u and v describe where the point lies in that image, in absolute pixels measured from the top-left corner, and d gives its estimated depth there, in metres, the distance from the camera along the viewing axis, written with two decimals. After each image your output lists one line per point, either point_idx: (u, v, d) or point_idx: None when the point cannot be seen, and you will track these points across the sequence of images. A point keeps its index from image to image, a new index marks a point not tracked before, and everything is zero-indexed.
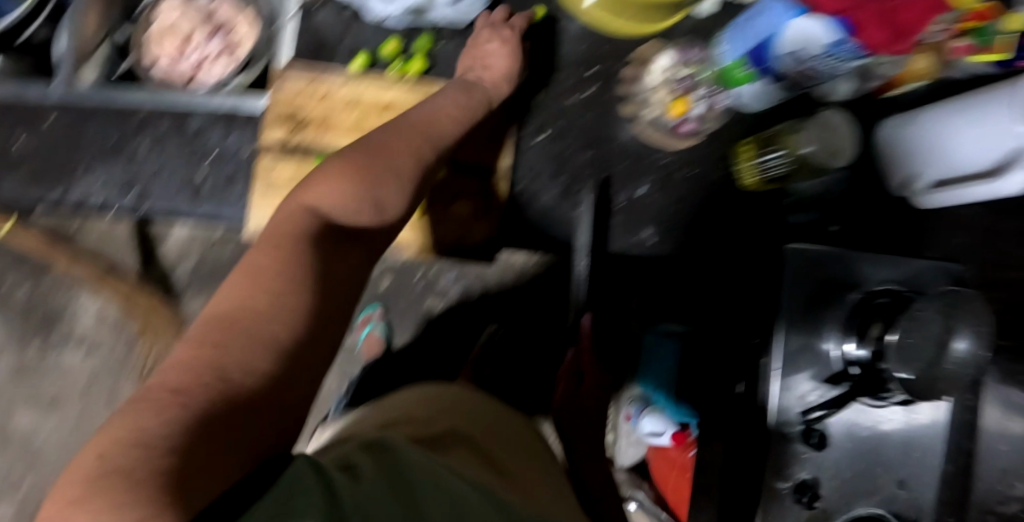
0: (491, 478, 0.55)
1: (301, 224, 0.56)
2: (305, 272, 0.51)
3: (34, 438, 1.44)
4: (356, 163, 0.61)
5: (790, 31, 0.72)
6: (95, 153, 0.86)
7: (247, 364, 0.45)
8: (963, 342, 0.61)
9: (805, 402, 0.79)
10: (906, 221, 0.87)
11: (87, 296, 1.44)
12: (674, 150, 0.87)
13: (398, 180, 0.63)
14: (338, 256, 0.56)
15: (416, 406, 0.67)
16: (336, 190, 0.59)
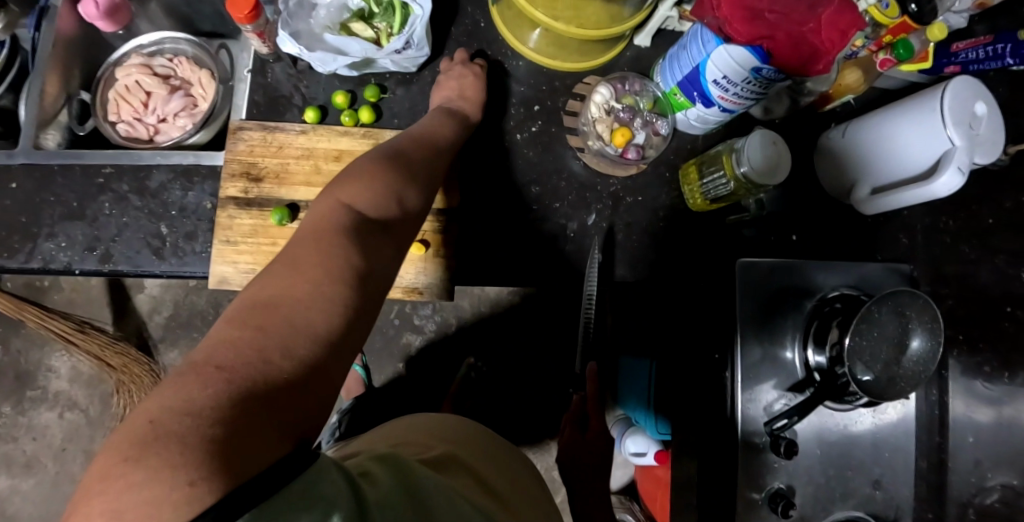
0: (487, 509, 0.57)
1: (335, 218, 0.59)
2: (344, 266, 0.54)
3: (10, 502, 1.41)
4: (371, 171, 0.65)
5: (715, 58, 0.77)
6: (56, 218, 0.85)
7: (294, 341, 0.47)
8: (918, 341, 0.75)
9: (770, 410, 0.81)
10: (855, 228, 0.92)
11: (62, 354, 1.44)
12: (619, 178, 0.89)
13: (408, 192, 0.67)
14: (374, 242, 0.59)
15: (417, 434, 0.67)
16: (365, 193, 0.62)
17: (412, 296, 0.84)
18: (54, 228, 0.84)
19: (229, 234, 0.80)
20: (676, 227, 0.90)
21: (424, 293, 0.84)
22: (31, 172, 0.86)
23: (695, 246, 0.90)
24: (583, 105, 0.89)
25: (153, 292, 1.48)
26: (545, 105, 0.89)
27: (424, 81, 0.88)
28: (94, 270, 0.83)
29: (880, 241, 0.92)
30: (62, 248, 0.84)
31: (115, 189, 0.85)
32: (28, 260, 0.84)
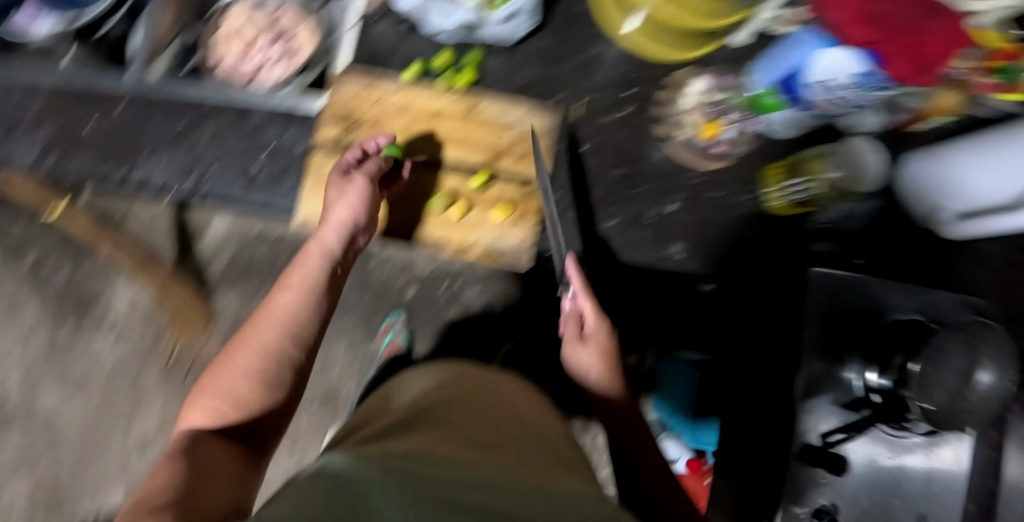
0: (455, 443, 0.55)
1: (180, 444, 0.61)
2: (179, 459, 0.56)
3: (57, 418, 1.47)
4: (213, 386, 0.67)
5: (823, 61, 0.75)
6: (157, 141, 0.89)
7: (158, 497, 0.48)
8: (986, 374, 0.65)
9: (823, 425, 0.80)
10: (933, 254, 0.89)
11: (123, 283, 1.50)
12: (707, 170, 0.89)
13: (251, 377, 0.68)
14: (213, 448, 0.60)
15: (383, 415, 0.66)
16: (201, 414, 0.65)
17: (489, 259, 0.88)
18: (156, 148, 0.89)
19: (321, 175, 0.89)
20: (749, 229, 0.90)
21: (502, 257, 0.88)
22: (138, 98, 0.90)
23: (763, 251, 0.90)
24: (674, 95, 0.90)
25: (214, 238, 1.49)
26: (640, 90, 0.89)
27: (523, 53, 0.90)
28: (189, 192, 0.89)
29: (955, 271, 0.90)
30: (162, 166, 0.89)
31: (216, 122, 0.89)
32: (129, 174, 0.89)
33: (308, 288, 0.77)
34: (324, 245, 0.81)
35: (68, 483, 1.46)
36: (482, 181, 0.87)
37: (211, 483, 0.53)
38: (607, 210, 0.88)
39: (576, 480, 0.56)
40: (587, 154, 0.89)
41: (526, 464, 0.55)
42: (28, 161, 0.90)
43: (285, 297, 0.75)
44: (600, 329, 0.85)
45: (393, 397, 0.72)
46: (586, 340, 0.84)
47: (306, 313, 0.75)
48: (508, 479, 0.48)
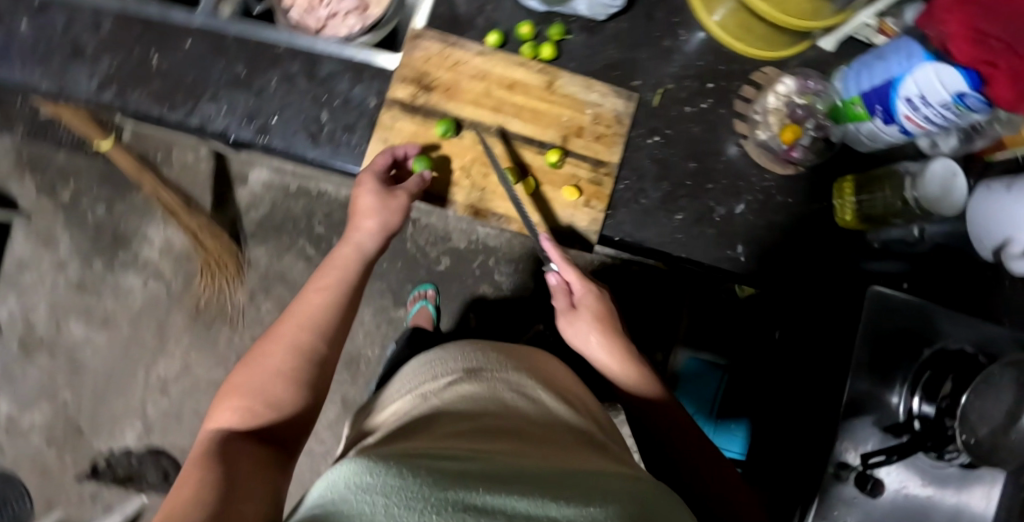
0: (478, 438, 0.55)
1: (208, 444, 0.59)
2: (208, 460, 0.54)
3: (82, 351, 1.47)
4: (239, 384, 0.65)
5: (919, 74, 0.70)
6: (222, 83, 0.86)
7: (193, 505, 0.46)
8: None
9: (862, 446, 0.78)
10: (982, 292, 0.88)
11: (159, 226, 1.49)
12: (775, 174, 0.87)
13: (283, 376, 0.66)
14: (244, 449, 0.58)
15: (401, 406, 0.67)
16: (230, 411, 0.63)
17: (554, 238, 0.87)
18: (219, 92, 0.86)
19: (389, 134, 0.86)
20: (806, 235, 0.86)
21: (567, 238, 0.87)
22: (206, 35, 0.87)
23: (820, 261, 0.87)
24: (757, 93, 0.88)
25: (254, 188, 1.50)
26: (720, 85, 0.87)
27: (607, 33, 0.88)
28: (248, 141, 0.86)
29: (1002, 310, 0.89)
30: (222, 112, 0.86)
31: (285, 68, 0.86)
32: (188, 117, 0.87)
33: (336, 289, 0.75)
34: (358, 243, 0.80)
35: (86, 417, 1.46)
36: (556, 158, 0.86)
37: (245, 487, 0.51)
38: (677, 204, 0.85)
39: (600, 463, 0.56)
40: (660, 144, 0.87)
41: (547, 450, 0.55)
42: (87, 88, 0.86)
43: (314, 296, 0.73)
44: (592, 294, 0.84)
45: (412, 381, 0.72)
46: (580, 309, 0.83)
47: (335, 310, 0.73)
48: (525, 477, 0.48)
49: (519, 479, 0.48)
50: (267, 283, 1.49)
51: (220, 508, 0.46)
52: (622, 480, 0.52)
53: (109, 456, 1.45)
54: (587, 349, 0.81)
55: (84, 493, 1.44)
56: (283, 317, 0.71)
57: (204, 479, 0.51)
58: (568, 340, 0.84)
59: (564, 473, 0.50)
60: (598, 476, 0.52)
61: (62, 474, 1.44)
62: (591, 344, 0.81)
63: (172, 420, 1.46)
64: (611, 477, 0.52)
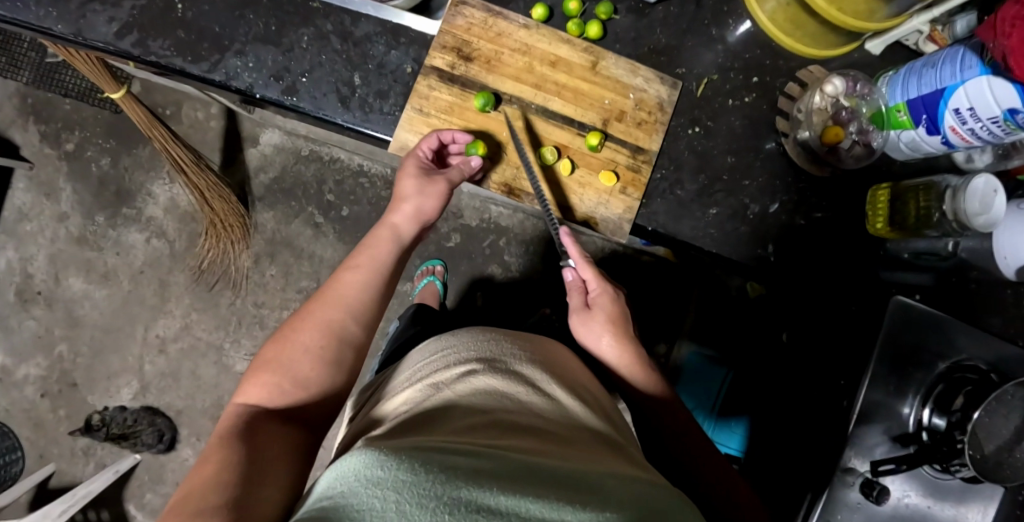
0: (490, 435, 0.53)
1: (235, 422, 0.59)
2: (235, 442, 0.55)
3: (80, 305, 1.45)
4: (268, 359, 0.65)
5: (969, 86, 0.68)
6: (250, 37, 0.83)
7: (212, 495, 0.47)
8: None
9: (870, 455, 0.77)
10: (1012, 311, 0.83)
11: (164, 182, 1.46)
12: (815, 174, 0.86)
13: (315, 354, 0.66)
14: (269, 430, 0.59)
15: (411, 390, 0.63)
16: (259, 387, 0.63)
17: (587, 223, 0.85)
18: (245, 46, 0.83)
19: (424, 103, 0.84)
20: (824, 237, 0.87)
21: (600, 225, 0.85)
22: None
23: (836, 264, 0.87)
24: (802, 91, 0.86)
25: (265, 151, 1.47)
26: (765, 79, 0.87)
27: (655, 17, 0.87)
28: (274, 99, 0.83)
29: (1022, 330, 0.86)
30: (248, 68, 0.83)
31: (318, 26, 0.83)
32: (211, 70, 0.83)
33: (371, 269, 0.74)
34: (396, 225, 0.78)
35: (82, 372, 1.44)
36: (596, 141, 0.83)
37: (265, 476, 0.52)
38: (712, 198, 0.85)
39: (617, 463, 0.54)
40: (699, 136, 0.86)
41: (563, 448, 0.53)
42: (105, 34, 0.83)
43: (349, 276, 0.72)
44: (608, 295, 0.82)
45: (421, 362, 0.69)
46: (595, 308, 0.81)
47: (368, 291, 0.72)
48: (543, 477, 0.47)
49: (536, 481, 0.46)
50: (273, 248, 1.46)
51: (236, 502, 0.47)
52: (641, 484, 0.50)
53: (103, 413, 1.43)
54: (599, 348, 0.79)
55: (76, 448, 1.42)
56: (314, 297, 0.71)
57: (226, 464, 0.52)
58: (579, 339, 0.81)
59: (583, 474, 0.48)
60: (616, 477, 0.50)
61: (55, 428, 1.43)
62: (603, 341, 0.79)
63: (169, 380, 1.44)
64: (630, 480, 0.50)
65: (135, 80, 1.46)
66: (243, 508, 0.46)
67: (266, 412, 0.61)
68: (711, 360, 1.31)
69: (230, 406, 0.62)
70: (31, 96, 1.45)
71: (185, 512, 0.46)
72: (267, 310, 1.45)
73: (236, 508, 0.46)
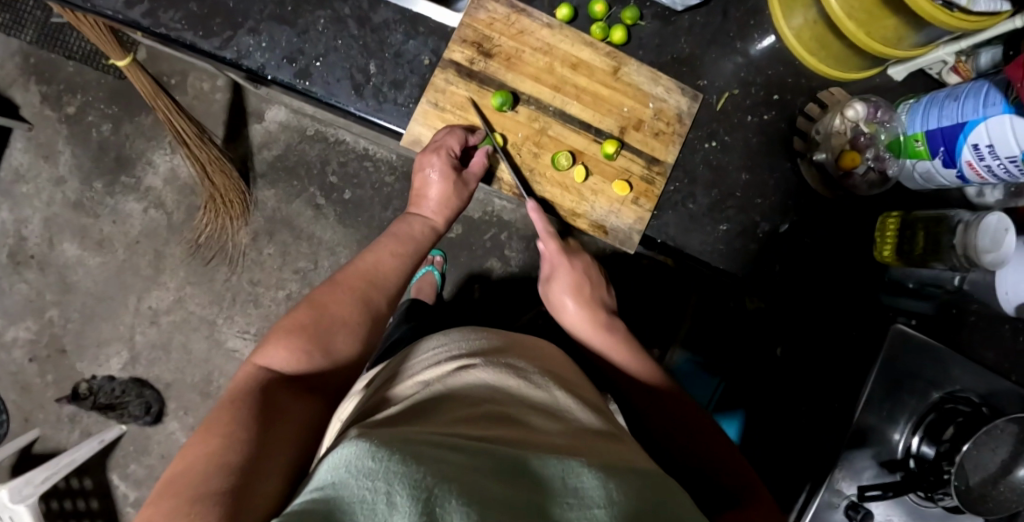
0: (487, 429, 0.53)
1: (253, 383, 0.57)
2: (253, 412, 0.53)
3: (72, 271, 1.43)
4: (297, 322, 0.63)
5: (990, 123, 0.68)
6: (264, 17, 0.81)
7: (215, 477, 0.46)
8: None
9: (858, 478, 0.77)
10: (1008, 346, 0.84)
11: (165, 152, 1.44)
12: (827, 195, 0.86)
13: (350, 328, 0.65)
14: (287, 399, 0.57)
15: (403, 385, 0.64)
16: (285, 349, 0.61)
17: (597, 232, 0.84)
18: (259, 24, 0.81)
19: (439, 97, 0.82)
20: (830, 255, 0.86)
21: (610, 234, 0.84)
22: None
23: (843, 284, 0.87)
24: (822, 112, 0.85)
25: (270, 127, 1.45)
26: (785, 97, 0.86)
27: (680, 25, 0.85)
28: (286, 82, 0.81)
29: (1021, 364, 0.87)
30: (261, 47, 0.81)
31: (335, 9, 0.82)
32: (223, 47, 0.81)
33: (406, 259, 0.75)
34: (427, 221, 0.80)
35: (71, 339, 1.43)
36: (612, 151, 0.82)
37: (272, 456, 0.50)
38: (723, 213, 0.85)
39: (616, 456, 0.53)
40: (715, 149, 0.85)
41: (559, 444, 0.53)
42: (116, 2, 0.81)
43: (387, 259, 0.74)
44: (564, 261, 0.83)
45: (414, 359, 0.69)
46: (553, 279, 0.83)
47: (398, 280, 0.73)
48: (536, 477, 0.46)
49: (528, 479, 0.46)
50: (272, 226, 1.44)
51: (238, 489, 0.45)
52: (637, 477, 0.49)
53: (91, 381, 1.42)
54: (562, 314, 0.82)
55: (62, 414, 1.41)
56: (347, 269, 0.70)
57: (234, 438, 0.50)
58: (549, 309, 0.84)
59: (575, 466, 0.48)
60: (614, 469, 0.49)
61: (41, 392, 1.41)
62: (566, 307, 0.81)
63: (159, 352, 1.43)
64: (625, 471, 0.50)
65: (140, 46, 1.44)
66: (243, 496, 0.45)
67: (286, 378, 0.60)
68: (699, 365, 1.31)
69: (250, 361, 0.60)
70: (34, 56, 1.42)
71: (183, 496, 0.44)
72: (262, 289, 1.44)
73: (237, 497, 0.45)
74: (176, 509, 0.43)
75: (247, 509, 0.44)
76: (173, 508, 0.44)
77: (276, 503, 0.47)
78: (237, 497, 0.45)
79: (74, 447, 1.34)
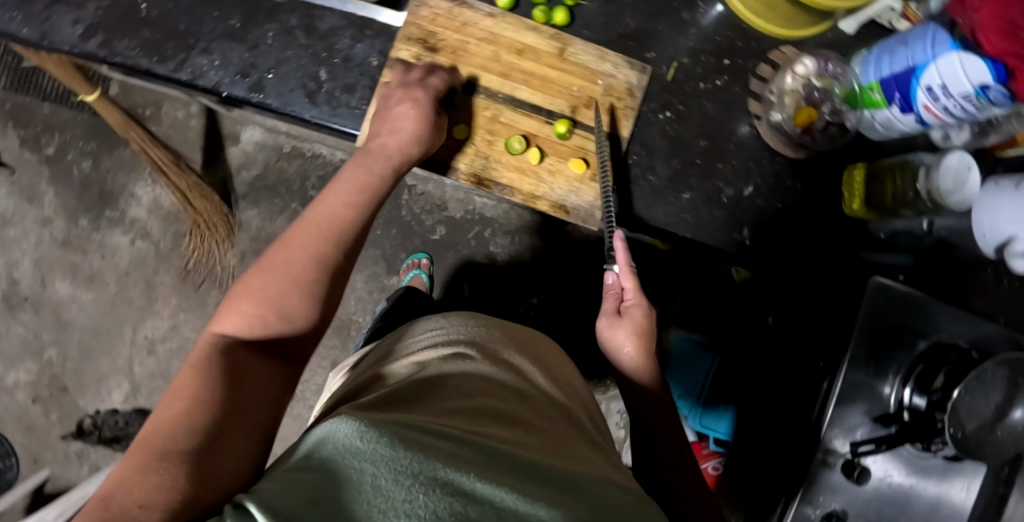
0: (477, 419, 0.53)
1: (211, 349, 0.58)
2: (213, 376, 0.54)
3: (67, 309, 1.45)
4: (253, 286, 0.63)
5: (940, 63, 0.67)
6: (215, 35, 0.82)
7: (183, 438, 0.48)
8: None
9: (851, 435, 0.77)
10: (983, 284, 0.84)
11: (147, 183, 1.45)
12: (787, 156, 0.86)
13: (303, 286, 0.64)
14: (250, 363, 0.58)
15: (398, 368, 0.64)
16: (242, 314, 0.61)
17: (558, 212, 0.84)
18: (211, 43, 0.82)
19: None
20: (804, 220, 0.86)
21: (572, 213, 0.84)
22: None
23: (818, 247, 0.86)
24: (774, 72, 0.86)
25: (247, 148, 1.47)
26: (736, 61, 0.86)
27: (623, 2, 0.86)
28: (241, 97, 0.82)
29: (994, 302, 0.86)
30: (214, 66, 0.82)
31: (282, 21, 0.83)
32: (177, 70, 0.82)
33: (360, 207, 0.72)
34: (390, 157, 0.76)
35: (72, 376, 1.44)
36: (564, 129, 0.82)
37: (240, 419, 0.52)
38: (685, 183, 0.85)
39: (595, 461, 0.54)
40: (671, 120, 0.86)
41: (545, 441, 0.53)
42: (72, 37, 0.82)
43: (340, 209, 0.70)
44: (642, 307, 0.78)
45: (410, 339, 0.69)
46: (625, 316, 0.77)
47: (353, 228, 0.70)
48: (519, 472, 0.47)
49: (510, 471, 0.46)
50: (258, 246, 1.45)
51: (205, 453, 0.47)
52: (614, 488, 0.50)
53: (95, 416, 1.43)
54: (618, 354, 0.77)
55: (69, 451, 1.43)
56: (299, 223, 0.68)
57: (200, 401, 0.51)
58: (601, 340, 0.79)
59: (558, 471, 0.49)
60: (593, 478, 0.50)
61: (47, 432, 1.43)
62: (624, 347, 0.76)
63: (159, 380, 1.45)
64: (605, 481, 0.50)
65: (112, 82, 1.45)
66: (211, 456, 0.47)
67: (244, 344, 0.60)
68: (699, 344, 1.30)
69: (207, 329, 0.61)
70: (9, 101, 1.44)
71: (150, 458, 0.45)
72: None
73: (203, 455, 0.47)
74: (141, 463, 0.45)
75: (211, 467, 0.46)
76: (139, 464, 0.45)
77: (245, 467, 0.49)
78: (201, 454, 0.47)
79: (84, 482, 1.36)
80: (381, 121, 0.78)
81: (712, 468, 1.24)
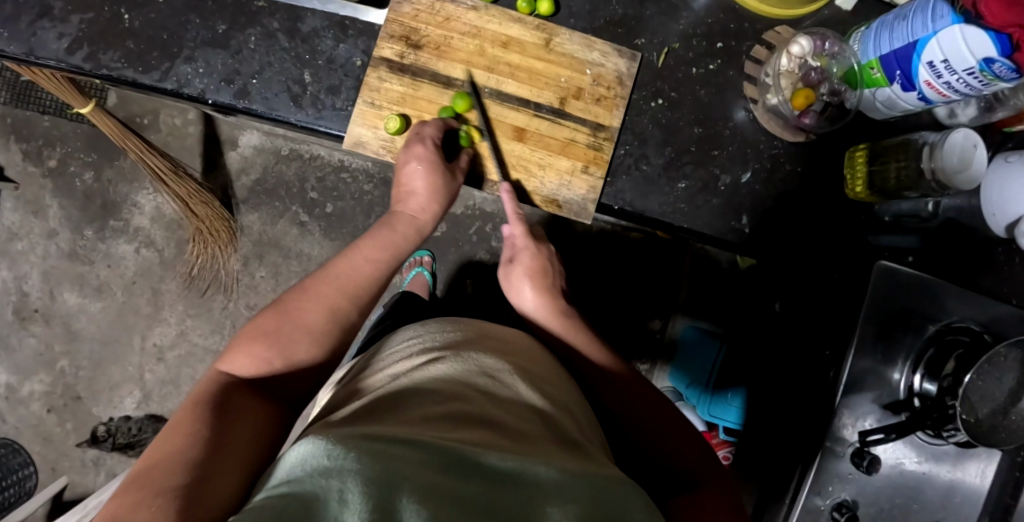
0: (451, 425, 0.51)
1: (211, 388, 0.58)
2: (211, 416, 0.54)
3: (77, 320, 1.46)
4: (260, 329, 0.63)
5: (940, 36, 0.65)
6: (198, 43, 0.82)
7: (175, 474, 0.48)
8: None
9: (860, 423, 0.75)
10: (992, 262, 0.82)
11: (149, 192, 1.46)
12: (787, 141, 0.83)
13: (315, 335, 0.65)
14: (248, 403, 0.58)
15: (372, 380, 0.63)
16: (248, 355, 0.62)
17: (550, 207, 0.82)
18: (195, 51, 0.82)
19: (375, 96, 0.81)
20: (805, 204, 0.84)
21: (564, 207, 0.82)
22: None
23: (821, 231, 0.84)
24: (769, 54, 0.84)
25: (245, 153, 1.46)
26: (728, 44, 0.84)
27: None
28: (228, 104, 0.81)
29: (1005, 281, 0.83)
30: (199, 73, 0.82)
31: (265, 25, 0.82)
32: (163, 79, 0.82)
33: (383, 263, 0.73)
34: (413, 221, 0.78)
35: (85, 385, 1.46)
36: (464, 104, 0.79)
37: (234, 455, 0.52)
38: (681, 171, 0.83)
39: (579, 457, 0.52)
40: (663, 108, 0.84)
41: (523, 439, 0.52)
42: (56, 50, 0.81)
43: (362, 264, 0.71)
44: (529, 249, 0.82)
45: (392, 351, 0.68)
46: (515, 262, 0.82)
47: (374, 286, 0.72)
48: (495, 476, 0.45)
49: (484, 477, 0.45)
50: (260, 249, 1.46)
51: (195, 486, 0.47)
52: (599, 478, 0.48)
53: (108, 423, 1.45)
54: (521, 302, 0.80)
55: (85, 459, 1.45)
56: (319, 274, 0.69)
57: (195, 436, 0.52)
58: (505, 290, 0.83)
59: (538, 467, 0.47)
60: (577, 470, 0.48)
61: (63, 441, 1.45)
62: (522, 291, 0.80)
63: (170, 386, 1.46)
64: (590, 473, 0.48)
65: (109, 93, 1.45)
66: (204, 488, 0.47)
67: (245, 383, 0.61)
68: (707, 332, 1.31)
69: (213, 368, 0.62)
70: (9, 116, 1.45)
71: (142, 495, 0.46)
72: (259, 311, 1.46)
73: (193, 490, 0.47)
74: (136, 502, 0.45)
75: (203, 501, 0.46)
76: (132, 502, 0.45)
77: (232, 494, 0.49)
78: (195, 484, 0.47)
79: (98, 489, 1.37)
80: (398, 182, 0.79)
81: (723, 458, 1.23)
